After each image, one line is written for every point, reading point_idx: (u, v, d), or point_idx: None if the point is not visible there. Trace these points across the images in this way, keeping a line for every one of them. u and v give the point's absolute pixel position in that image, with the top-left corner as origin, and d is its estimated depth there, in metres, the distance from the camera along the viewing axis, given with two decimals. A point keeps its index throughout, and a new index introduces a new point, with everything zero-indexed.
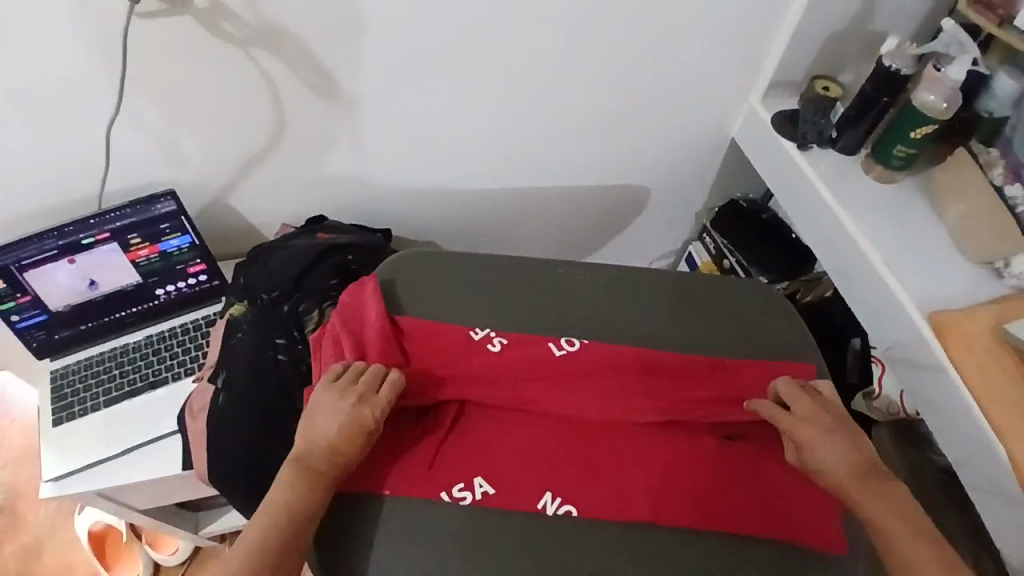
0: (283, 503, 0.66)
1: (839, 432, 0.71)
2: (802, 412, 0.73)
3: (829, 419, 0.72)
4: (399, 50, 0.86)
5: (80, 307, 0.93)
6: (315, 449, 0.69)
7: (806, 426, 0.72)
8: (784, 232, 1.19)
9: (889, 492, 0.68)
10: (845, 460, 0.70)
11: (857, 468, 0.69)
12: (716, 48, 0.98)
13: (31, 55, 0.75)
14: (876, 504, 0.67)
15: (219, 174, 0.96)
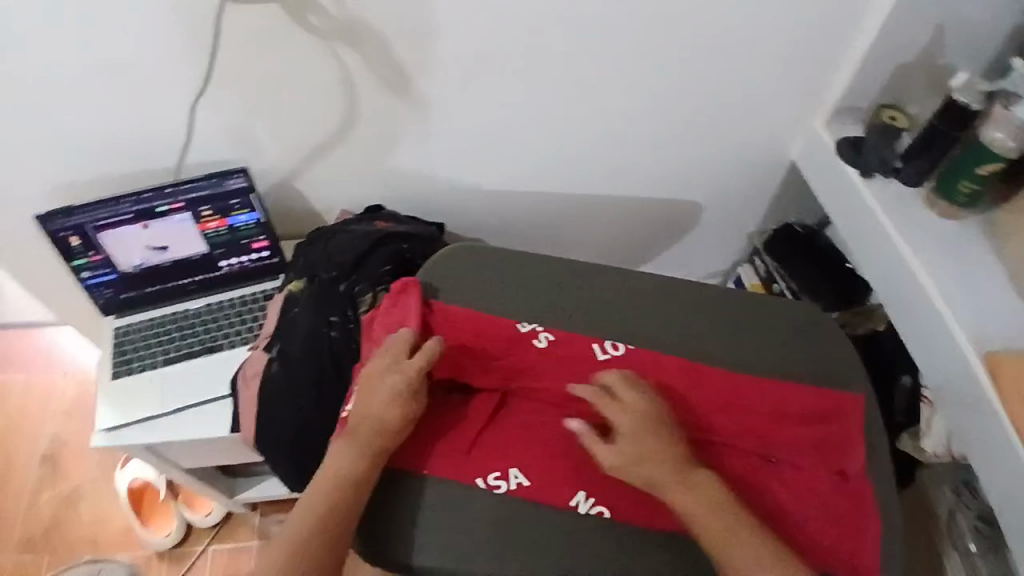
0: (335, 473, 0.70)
1: (631, 424, 0.71)
2: (626, 404, 0.72)
3: (647, 413, 0.72)
4: (472, 52, 0.88)
5: (147, 270, 0.99)
6: (365, 422, 0.71)
7: (617, 415, 0.72)
8: (840, 261, 1.17)
9: (709, 492, 0.68)
10: (632, 452, 0.70)
11: (651, 465, 0.69)
12: (784, 72, 0.98)
13: (133, 30, 0.80)
14: (695, 505, 0.67)
15: (289, 156, 1.00)
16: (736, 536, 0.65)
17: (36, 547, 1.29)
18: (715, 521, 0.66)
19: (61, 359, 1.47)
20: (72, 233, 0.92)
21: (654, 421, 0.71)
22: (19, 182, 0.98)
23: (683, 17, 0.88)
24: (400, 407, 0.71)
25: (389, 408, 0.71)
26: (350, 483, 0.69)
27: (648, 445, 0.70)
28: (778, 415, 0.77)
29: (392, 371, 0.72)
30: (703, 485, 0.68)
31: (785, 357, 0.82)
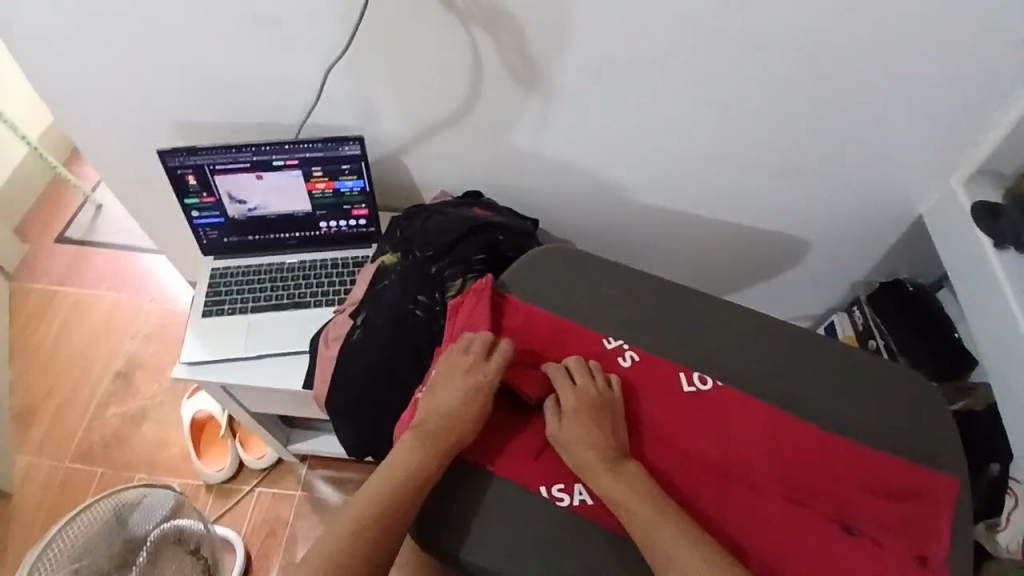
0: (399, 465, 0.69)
1: (569, 403, 0.71)
2: (579, 386, 0.72)
3: (596, 398, 0.71)
4: (607, 54, 0.88)
5: (252, 219, 1.03)
6: (435, 419, 0.71)
7: (568, 394, 0.72)
8: (948, 329, 1.09)
9: (632, 482, 0.66)
10: (570, 432, 0.70)
11: (586, 447, 0.69)
12: (928, 122, 0.92)
13: None
14: (636, 499, 0.65)
15: (403, 129, 1.02)
16: (666, 537, 0.63)
17: (96, 456, 1.36)
18: (654, 519, 0.64)
19: (150, 285, 1.56)
20: (190, 172, 0.97)
21: (602, 408, 0.71)
22: (153, 115, 1.04)
23: (833, 48, 0.84)
24: (472, 411, 0.71)
25: (462, 411, 0.71)
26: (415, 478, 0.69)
27: (600, 431, 0.69)
28: (868, 484, 0.71)
29: (468, 375, 0.73)
30: (630, 475, 0.67)
31: (883, 426, 0.76)
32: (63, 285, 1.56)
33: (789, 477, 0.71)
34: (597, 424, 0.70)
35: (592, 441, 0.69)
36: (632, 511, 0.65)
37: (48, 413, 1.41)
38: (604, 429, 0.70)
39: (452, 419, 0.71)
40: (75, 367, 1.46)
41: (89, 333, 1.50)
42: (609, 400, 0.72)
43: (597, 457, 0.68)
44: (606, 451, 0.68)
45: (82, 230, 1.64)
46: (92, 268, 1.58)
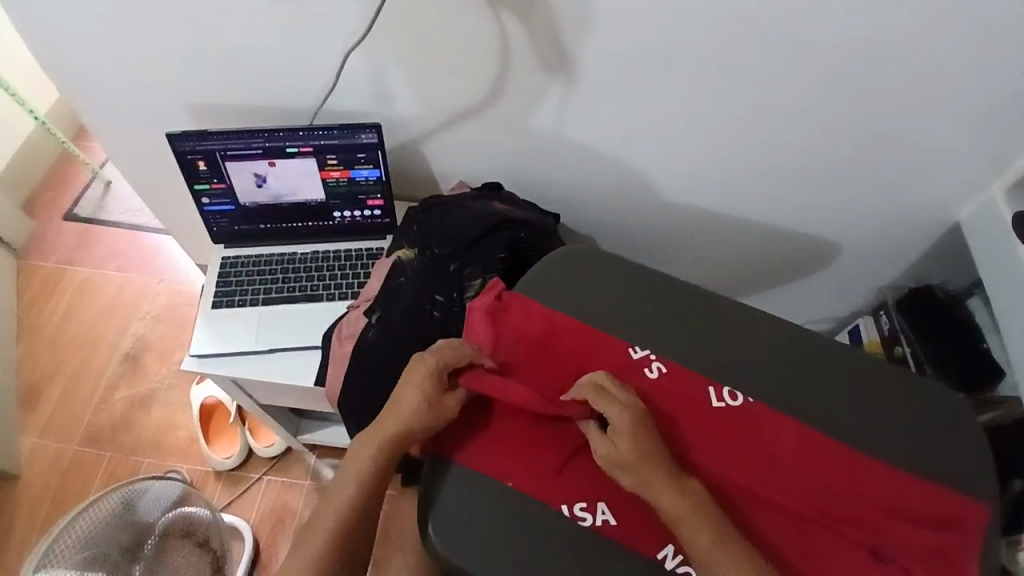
0: (355, 466, 0.71)
1: (623, 422, 0.66)
2: (622, 399, 0.68)
3: (639, 409, 0.68)
4: (642, 47, 0.83)
5: (264, 208, 1.00)
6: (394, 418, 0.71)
7: (614, 411, 0.67)
8: (975, 338, 1.04)
9: (693, 502, 0.63)
10: (625, 451, 0.65)
11: (652, 464, 0.64)
12: (976, 126, 0.87)
13: None
14: (695, 523, 0.62)
15: (421, 117, 0.98)
16: (726, 562, 0.60)
17: (104, 439, 1.35)
18: (713, 545, 0.61)
19: (159, 266, 1.53)
20: (200, 157, 0.93)
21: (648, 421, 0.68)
22: (163, 95, 1.00)
23: (883, 47, 0.79)
24: (424, 419, 0.69)
25: (414, 418, 0.69)
26: (371, 479, 0.71)
27: (654, 449, 0.65)
28: (893, 508, 0.68)
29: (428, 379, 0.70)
30: (690, 493, 0.64)
31: (925, 448, 0.72)
32: (71, 263, 1.54)
33: (816, 497, 0.68)
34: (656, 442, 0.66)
35: (653, 460, 0.64)
36: (698, 537, 0.61)
37: (56, 393, 1.40)
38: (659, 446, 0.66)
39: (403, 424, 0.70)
40: (82, 347, 1.45)
41: (97, 313, 1.48)
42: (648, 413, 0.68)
43: (654, 479, 0.64)
44: (665, 471, 0.64)
45: (91, 207, 1.61)
46: (100, 247, 1.56)
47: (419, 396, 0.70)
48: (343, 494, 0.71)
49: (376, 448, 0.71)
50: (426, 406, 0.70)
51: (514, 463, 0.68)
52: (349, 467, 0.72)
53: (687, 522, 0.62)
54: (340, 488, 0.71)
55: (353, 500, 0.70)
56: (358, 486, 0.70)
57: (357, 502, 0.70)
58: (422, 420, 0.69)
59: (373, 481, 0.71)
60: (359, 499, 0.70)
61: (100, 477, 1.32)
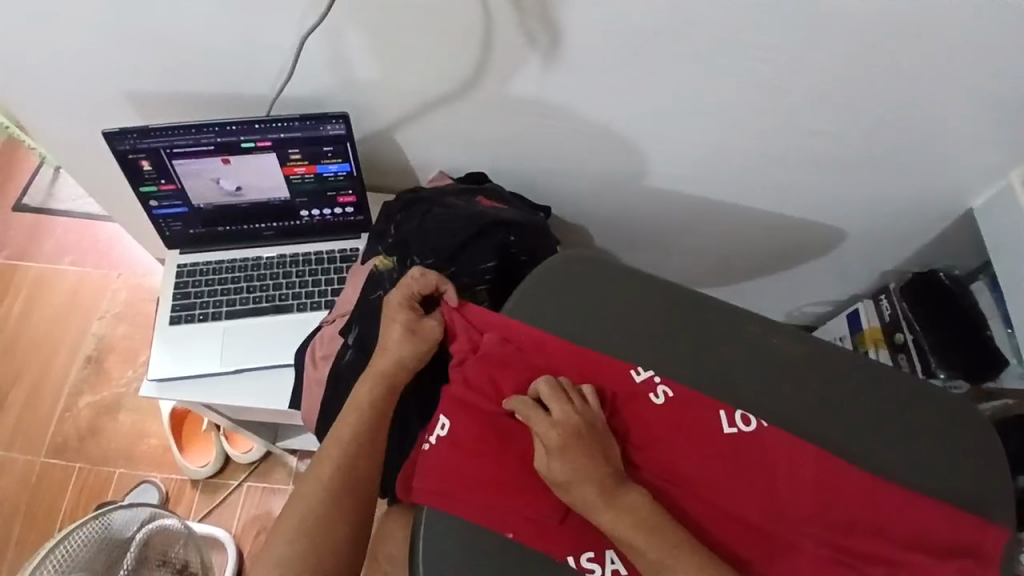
0: (355, 404, 0.71)
1: (552, 436, 0.63)
2: (556, 416, 0.64)
3: (580, 428, 0.64)
4: (649, 25, 0.74)
5: (221, 209, 0.89)
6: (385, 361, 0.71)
7: (544, 429, 0.64)
8: (980, 327, 1.00)
9: (635, 520, 0.60)
10: (558, 464, 0.62)
11: (585, 479, 0.61)
12: (1003, 110, 0.80)
13: None
14: (641, 539, 0.59)
15: (395, 103, 0.87)
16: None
17: (71, 449, 1.27)
18: (660, 562, 0.58)
19: (117, 259, 1.41)
20: (143, 156, 0.82)
21: (588, 437, 0.64)
22: (98, 83, 0.87)
23: (911, 27, 0.71)
24: (411, 347, 0.71)
25: (400, 347, 0.71)
26: (369, 415, 0.70)
27: (589, 466, 0.62)
28: (916, 541, 0.64)
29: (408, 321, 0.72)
30: (634, 509, 0.60)
31: (948, 471, 0.68)
32: (22, 258, 1.41)
33: (838, 533, 0.64)
34: (593, 454, 0.63)
35: (590, 478, 0.61)
36: (641, 553, 0.59)
37: (16, 403, 1.30)
38: (596, 462, 0.62)
39: (391, 356, 0.71)
40: (42, 349, 1.34)
41: (54, 312, 1.37)
42: (589, 420, 0.65)
43: (592, 499, 0.61)
44: (598, 485, 0.61)
45: (41, 196, 1.46)
46: (52, 240, 1.42)
47: (403, 325, 0.71)
48: (344, 433, 0.69)
49: (372, 382, 0.71)
50: (413, 333, 0.71)
51: (499, 507, 0.63)
52: (345, 420, 0.70)
53: (635, 538, 0.59)
54: (338, 432, 0.70)
55: (354, 442, 0.69)
56: (359, 423, 0.70)
57: (359, 444, 0.69)
58: (411, 346, 0.71)
59: (374, 414, 0.70)
60: (361, 438, 0.69)
61: (71, 491, 1.24)
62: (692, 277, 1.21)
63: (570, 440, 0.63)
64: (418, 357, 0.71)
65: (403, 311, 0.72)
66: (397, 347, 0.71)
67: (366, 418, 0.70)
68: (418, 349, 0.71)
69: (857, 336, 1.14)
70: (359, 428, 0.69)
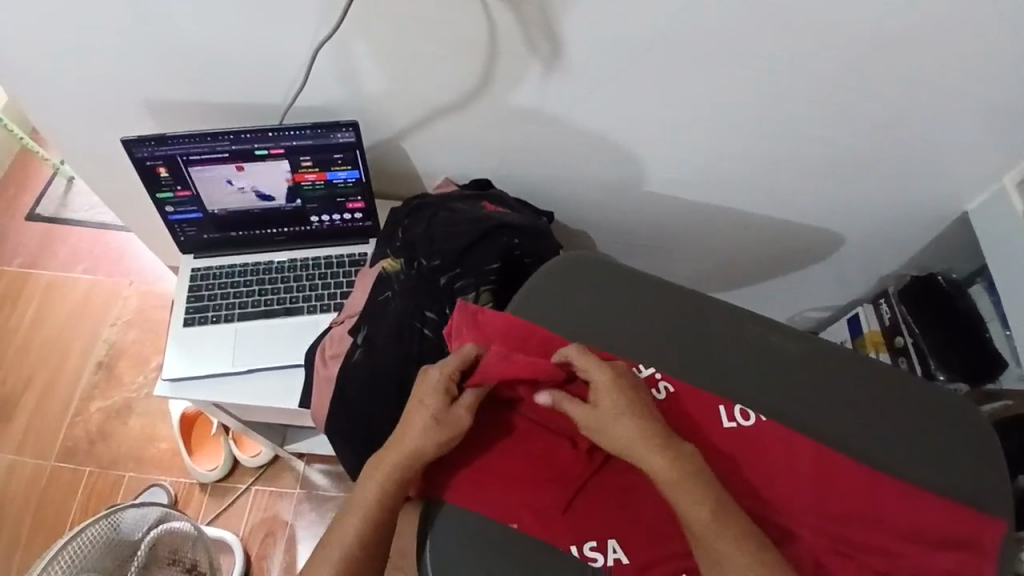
0: (358, 501, 0.66)
1: (608, 380, 0.66)
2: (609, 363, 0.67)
3: (626, 374, 0.67)
4: (649, 34, 0.77)
5: (234, 215, 0.92)
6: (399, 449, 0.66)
7: (601, 373, 0.66)
8: (979, 329, 1.01)
9: (690, 468, 0.63)
10: (608, 410, 0.65)
11: (639, 421, 0.65)
12: (994, 114, 0.83)
13: None
14: (691, 494, 0.61)
15: (404, 111, 0.90)
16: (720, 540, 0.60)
17: (82, 453, 1.29)
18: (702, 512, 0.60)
19: (127, 267, 1.44)
20: (161, 163, 0.85)
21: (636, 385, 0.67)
22: (118, 93, 0.90)
23: (900, 33, 0.74)
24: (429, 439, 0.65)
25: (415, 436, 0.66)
26: (375, 513, 0.66)
27: (645, 412, 0.65)
28: (913, 531, 0.65)
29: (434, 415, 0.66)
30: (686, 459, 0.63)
31: (942, 465, 0.69)
32: (35, 267, 1.44)
33: (836, 524, 0.66)
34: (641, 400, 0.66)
35: (643, 418, 0.65)
36: (693, 506, 0.61)
37: (27, 408, 1.33)
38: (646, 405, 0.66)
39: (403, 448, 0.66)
40: (52, 356, 1.37)
41: (65, 319, 1.40)
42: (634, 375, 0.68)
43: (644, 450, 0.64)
44: (654, 432, 0.64)
45: (54, 206, 1.50)
46: (64, 248, 1.46)
47: (429, 414, 0.66)
48: (346, 530, 0.65)
49: (378, 478, 0.66)
50: (438, 423, 0.66)
51: (504, 499, 0.65)
52: (352, 508, 0.66)
53: (681, 490, 0.62)
54: (342, 526, 0.66)
55: (358, 538, 0.65)
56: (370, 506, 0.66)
57: (363, 541, 0.65)
58: (433, 439, 0.65)
59: (378, 513, 0.66)
60: (366, 533, 0.65)
61: (80, 495, 1.26)
62: (692, 282, 1.24)
63: (623, 386, 0.66)
64: (437, 449, 0.66)
65: (434, 395, 0.67)
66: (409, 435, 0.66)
67: (370, 516, 0.65)
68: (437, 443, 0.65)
69: (857, 340, 1.15)
70: (363, 518, 0.65)
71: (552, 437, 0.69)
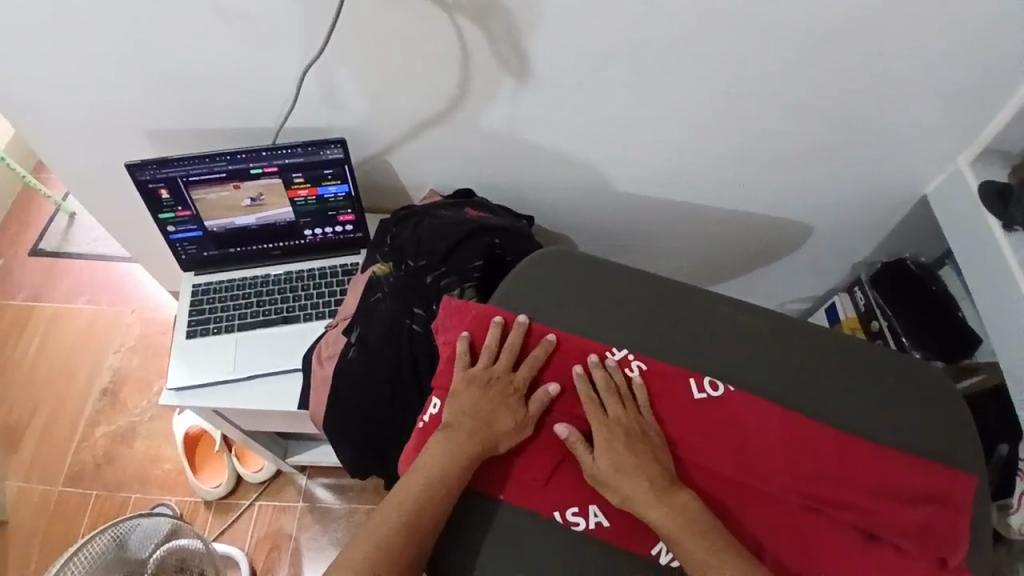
0: (422, 470, 0.69)
1: (600, 431, 0.71)
2: (608, 413, 0.72)
3: (628, 424, 0.71)
4: (609, 43, 0.83)
5: (231, 232, 0.98)
6: (458, 419, 0.72)
7: (597, 423, 0.71)
8: (952, 309, 1.05)
9: (684, 511, 0.66)
10: (608, 464, 0.69)
11: (634, 470, 0.68)
12: (937, 99, 0.89)
13: None
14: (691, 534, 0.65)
15: (387, 128, 0.96)
16: (686, 530, 0.65)
17: (89, 477, 1.32)
18: (680, 522, 0.65)
19: (129, 296, 1.49)
20: (162, 185, 0.91)
21: (634, 433, 0.71)
22: (120, 122, 0.97)
23: (837, 31, 0.80)
24: (497, 399, 0.73)
25: (481, 398, 0.73)
26: (435, 483, 0.68)
27: (644, 465, 0.68)
28: (883, 487, 0.69)
29: (483, 379, 0.74)
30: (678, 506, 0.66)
31: (906, 427, 0.73)
32: (38, 299, 1.50)
33: (807, 484, 0.69)
34: (638, 452, 0.69)
35: (637, 467, 0.68)
36: (687, 546, 0.64)
37: (35, 434, 1.36)
38: (643, 457, 0.69)
39: (472, 406, 0.73)
40: (58, 384, 1.41)
41: (68, 348, 1.44)
42: (638, 419, 0.72)
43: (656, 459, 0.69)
44: (651, 482, 0.67)
45: (57, 240, 1.56)
46: (67, 280, 1.51)
47: (476, 374, 0.75)
48: (407, 494, 0.68)
49: (440, 449, 0.70)
50: (488, 384, 0.74)
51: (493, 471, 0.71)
52: (425, 465, 0.70)
53: (681, 531, 0.65)
54: (405, 488, 0.69)
55: (427, 490, 0.68)
56: (426, 480, 0.69)
57: (433, 493, 0.68)
58: (481, 397, 0.73)
59: (441, 478, 0.69)
60: (436, 484, 0.68)
61: (89, 517, 1.29)
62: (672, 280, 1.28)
63: (631, 442, 0.70)
64: (488, 406, 0.72)
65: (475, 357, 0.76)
66: (476, 398, 0.73)
67: (434, 482, 0.68)
68: (506, 404, 0.73)
69: (835, 326, 1.20)
70: (424, 485, 0.68)
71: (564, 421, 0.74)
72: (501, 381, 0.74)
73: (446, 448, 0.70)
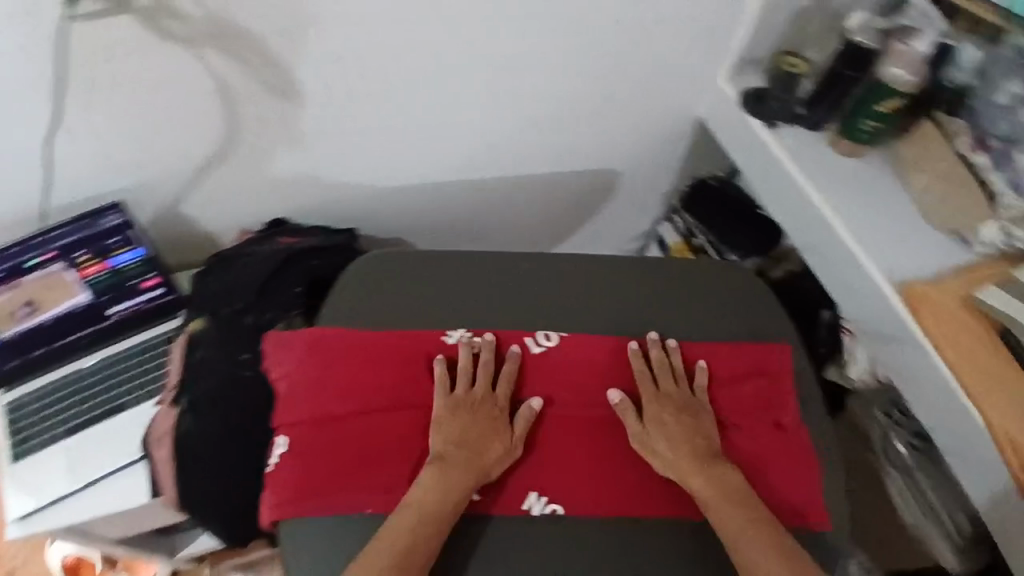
0: (413, 501, 0.69)
1: (655, 411, 0.76)
2: (663, 394, 0.77)
3: (676, 402, 0.77)
4: (363, 43, 0.83)
5: (24, 337, 0.89)
6: (455, 450, 0.72)
7: (652, 406, 0.76)
8: (753, 210, 1.17)
9: (720, 482, 0.72)
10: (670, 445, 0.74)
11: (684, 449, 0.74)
12: (677, 27, 0.97)
13: None
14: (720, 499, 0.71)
15: (171, 178, 0.92)
16: (722, 499, 0.71)
17: None
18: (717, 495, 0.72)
19: None
20: None
21: (677, 413, 0.76)
22: None
23: None
24: (484, 425, 0.74)
25: (468, 423, 0.74)
26: (432, 515, 0.68)
27: (696, 443, 0.74)
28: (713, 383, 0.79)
29: (485, 407, 0.75)
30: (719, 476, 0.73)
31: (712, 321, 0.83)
32: None
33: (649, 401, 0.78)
34: (686, 431, 0.75)
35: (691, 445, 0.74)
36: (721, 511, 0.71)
37: None
38: (687, 434, 0.75)
39: (462, 433, 0.73)
40: None
41: None
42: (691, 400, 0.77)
43: (648, 430, 0.75)
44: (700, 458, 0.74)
45: None
46: None
47: (486, 404, 0.76)
48: (400, 529, 0.67)
49: (437, 482, 0.70)
50: (471, 409, 0.75)
51: (376, 482, 0.72)
52: (416, 497, 0.69)
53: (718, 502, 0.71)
54: (398, 521, 0.68)
55: (421, 523, 0.68)
56: (417, 513, 0.68)
57: (425, 525, 0.68)
58: (471, 421, 0.74)
59: (437, 508, 0.69)
60: (428, 517, 0.68)
61: None
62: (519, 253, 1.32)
63: (676, 420, 0.76)
64: (488, 433, 0.74)
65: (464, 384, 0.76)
66: (463, 423, 0.74)
67: (428, 513, 0.68)
68: (493, 429, 0.74)
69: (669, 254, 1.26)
70: (419, 518, 0.68)
71: (557, 423, 0.76)
72: (484, 403, 0.76)
73: (443, 480, 0.70)
